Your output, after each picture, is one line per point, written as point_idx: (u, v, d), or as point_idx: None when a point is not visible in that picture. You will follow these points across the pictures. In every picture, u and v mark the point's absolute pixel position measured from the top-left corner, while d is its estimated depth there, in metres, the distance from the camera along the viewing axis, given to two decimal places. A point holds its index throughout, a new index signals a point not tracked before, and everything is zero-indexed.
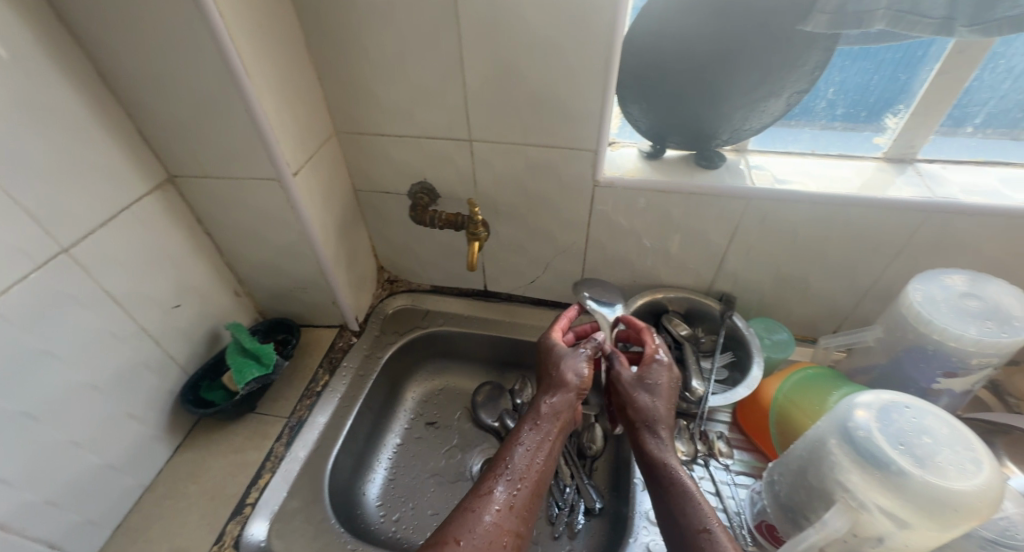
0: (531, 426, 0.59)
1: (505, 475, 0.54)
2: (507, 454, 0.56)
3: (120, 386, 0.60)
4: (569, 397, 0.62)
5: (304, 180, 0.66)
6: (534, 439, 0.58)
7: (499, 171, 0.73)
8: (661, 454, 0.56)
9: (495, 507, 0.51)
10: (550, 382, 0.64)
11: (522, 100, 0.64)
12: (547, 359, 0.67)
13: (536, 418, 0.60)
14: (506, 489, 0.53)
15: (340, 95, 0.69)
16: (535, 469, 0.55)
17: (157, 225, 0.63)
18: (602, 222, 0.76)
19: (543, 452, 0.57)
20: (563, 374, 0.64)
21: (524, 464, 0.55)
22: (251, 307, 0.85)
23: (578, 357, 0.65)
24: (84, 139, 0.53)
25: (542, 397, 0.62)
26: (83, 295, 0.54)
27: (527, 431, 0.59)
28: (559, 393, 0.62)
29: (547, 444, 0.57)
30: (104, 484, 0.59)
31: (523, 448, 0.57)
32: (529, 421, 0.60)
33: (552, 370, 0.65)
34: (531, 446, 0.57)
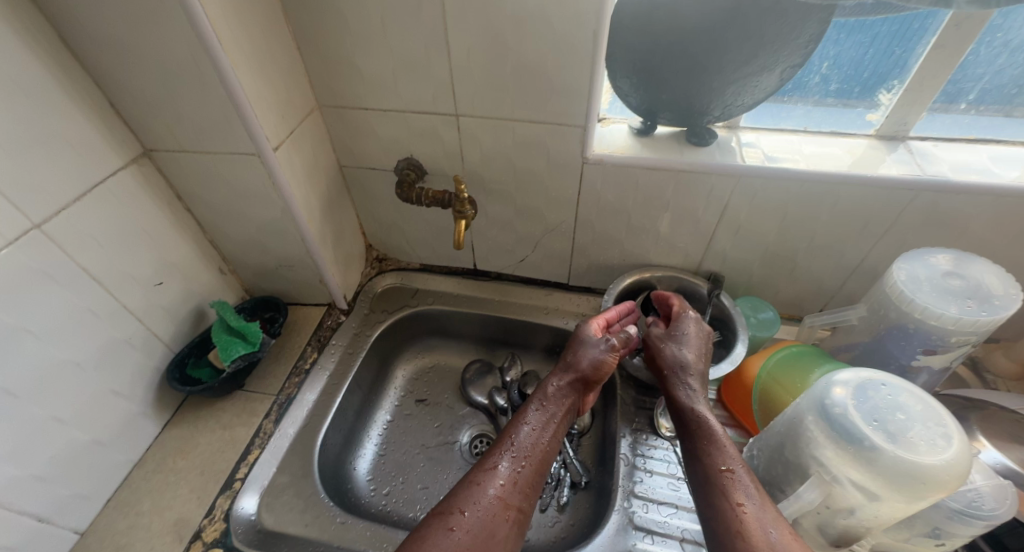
0: (538, 405, 0.60)
1: (510, 450, 0.54)
2: (513, 431, 0.57)
3: (103, 363, 0.59)
4: (576, 378, 0.63)
5: (285, 155, 0.65)
6: (540, 417, 0.58)
7: (486, 147, 0.72)
8: (689, 402, 0.56)
9: (500, 480, 0.52)
10: (562, 364, 0.65)
11: (509, 73, 0.62)
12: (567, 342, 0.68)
13: (545, 397, 0.61)
14: (511, 463, 0.53)
15: (321, 66, 0.67)
16: (541, 447, 0.55)
17: (134, 200, 0.61)
18: (592, 200, 0.75)
19: (548, 430, 0.57)
20: (578, 356, 0.64)
21: (530, 441, 0.56)
22: (237, 285, 0.84)
23: (599, 346, 0.65)
24: (51, 108, 0.51)
25: (550, 379, 0.63)
26: (58, 272, 0.53)
27: (534, 409, 0.59)
28: (570, 375, 0.63)
29: (552, 424, 0.58)
30: (92, 459, 0.59)
31: (529, 425, 0.57)
32: (537, 399, 0.61)
33: (567, 353, 0.66)
34: (539, 425, 0.58)
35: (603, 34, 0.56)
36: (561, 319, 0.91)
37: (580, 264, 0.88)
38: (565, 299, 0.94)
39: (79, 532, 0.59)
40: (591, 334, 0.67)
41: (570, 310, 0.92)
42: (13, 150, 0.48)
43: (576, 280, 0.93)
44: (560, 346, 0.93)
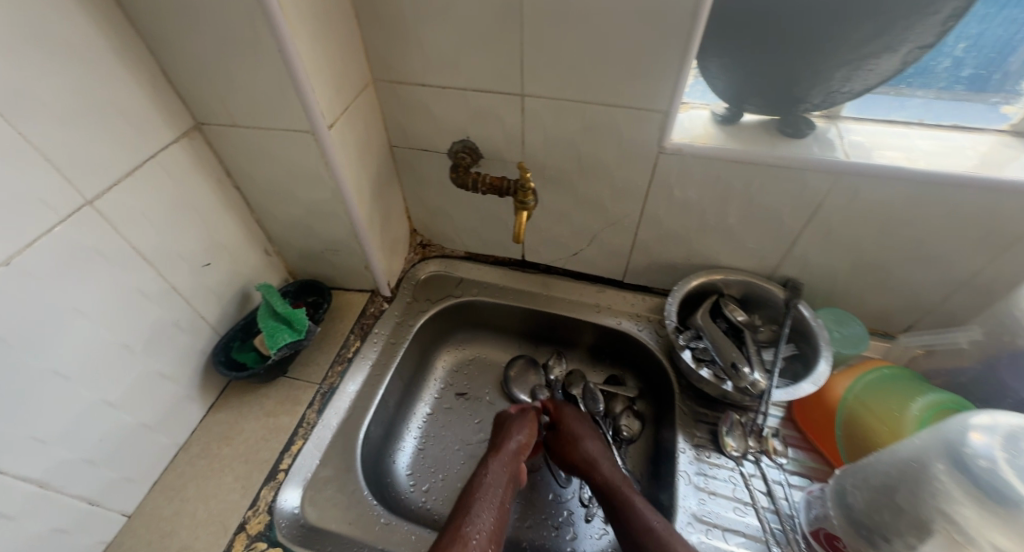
0: (485, 481, 0.65)
1: (474, 525, 0.58)
2: (465, 510, 0.60)
3: (152, 345, 0.57)
4: (514, 458, 0.69)
5: (339, 134, 0.61)
6: (491, 495, 0.63)
7: (551, 132, 0.66)
8: (605, 477, 0.66)
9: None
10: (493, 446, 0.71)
11: (587, 50, 0.55)
12: (495, 429, 0.75)
13: (488, 474, 0.66)
14: (476, 538, 0.57)
15: (379, 37, 0.62)
16: (494, 526, 0.59)
17: (184, 177, 0.58)
18: (662, 193, 0.69)
19: (500, 502, 0.63)
20: (507, 436, 0.71)
21: (485, 517, 0.60)
22: (281, 266, 0.81)
23: (519, 427, 0.73)
24: (104, 76, 0.48)
25: (490, 459, 0.68)
26: (109, 252, 0.50)
27: (484, 487, 0.64)
28: (505, 458, 0.68)
29: (501, 494, 0.64)
30: (139, 443, 0.58)
31: (482, 502, 0.62)
32: (483, 481, 0.65)
33: (498, 437, 0.72)
34: (490, 503, 0.62)
35: (703, 11, 0.49)
36: (612, 319, 0.86)
37: (639, 261, 0.82)
38: (618, 297, 0.88)
39: (126, 514, 0.58)
40: (515, 417, 0.75)
41: (623, 309, 0.86)
42: (63, 122, 0.45)
43: (632, 278, 0.87)
44: (609, 346, 0.88)
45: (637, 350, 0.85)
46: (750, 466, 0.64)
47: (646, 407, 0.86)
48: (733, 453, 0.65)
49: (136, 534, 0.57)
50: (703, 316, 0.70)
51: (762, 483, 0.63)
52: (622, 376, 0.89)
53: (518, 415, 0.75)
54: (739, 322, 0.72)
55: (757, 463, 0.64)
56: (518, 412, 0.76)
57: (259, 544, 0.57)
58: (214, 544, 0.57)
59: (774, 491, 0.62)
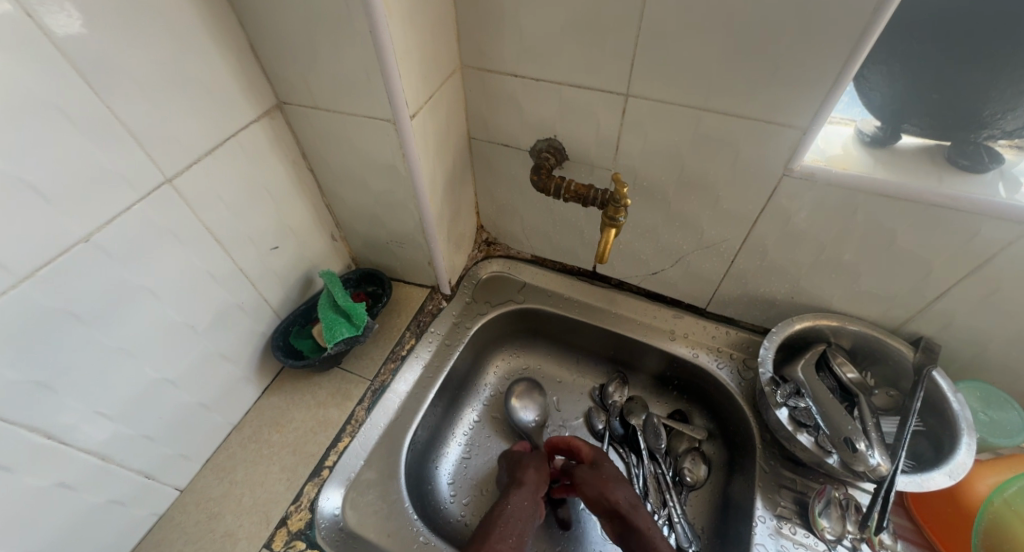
0: (501, 511, 0.61)
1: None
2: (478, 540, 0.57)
3: (216, 326, 0.56)
4: (534, 490, 0.64)
5: (420, 125, 0.56)
6: (507, 526, 0.59)
7: (653, 140, 0.58)
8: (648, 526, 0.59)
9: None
10: (512, 480, 0.66)
11: (717, 49, 0.47)
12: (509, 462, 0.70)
13: (507, 505, 0.61)
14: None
15: (475, 21, 0.56)
16: None
17: (260, 157, 0.56)
18: (776, 220, 0.59)
19: (516, 536, 0.58)
20: (526, 467, 0.66)
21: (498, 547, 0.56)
22: (345, 252, 0.79)
23: (535, 455, 0.69)
24: (196, 51, 0.45)
25: (511, 491, 0.63)
26: (183, 232, 0.49)
27: (501, 517, 0.60)
28: (525, 491, 0.63)
29: (519, 526, 0.59)
30: (197, 421, 0.58)
31: (493, 533, 0.58)
32: (498, 510, 0.61)
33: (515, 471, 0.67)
34: (503, 534, 0.58)
35: (885, 16, 0.39)
36: (688, 350, 0.77)
37: (729, 291, 0.72)
38: (697, 326, 0.78)
39: (179, 489, 0.58)
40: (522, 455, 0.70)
41: (701, 341, 0.77)
42: (150, 95, 0.43)
43: (716, 307, 0.77)
44: (679, 378, 0.80)
45: (712, 389, 0.75)
46: None
47: (714, 450, 0.76)
48: (825, 536, 0.56)
49: (184, 511, 0.57)
50: (805, 368, 0.61)
51: None
52: (689, 413, 0.80)
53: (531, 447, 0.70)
54: (850, 380, 0.62)
55: None
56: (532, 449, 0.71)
57: (297, 543, 0.55)
58: (256, 535, 0.56)
59: None
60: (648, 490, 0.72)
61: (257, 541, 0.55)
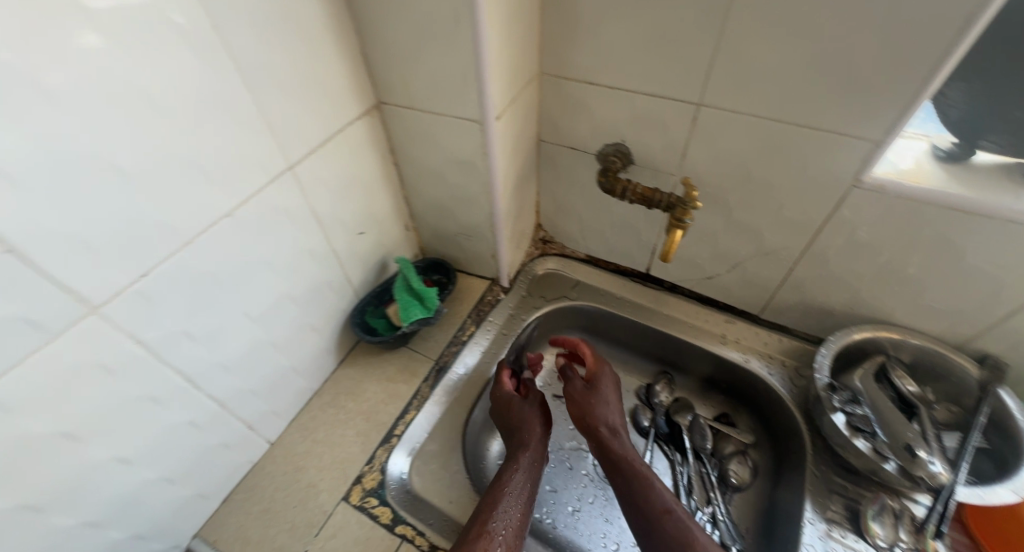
0: (516, 472, 0.59)
1: (501, 515, 0.53)
2: (494, 498, 0.55)
3: (310, 299, 0.63)
4: (540, 449, 0.63)
5: (502, 126, 0.61)
6: (522, 488, 0.58)
7: (721, 148, 0.60)
8: (625, 447, 0.63)
9: (499, 542, 0.51)
10: (517, 437, 0.64)
11: (795, 63, 0.49)
12: (506, 415, 0.67)
13: (520, 466, 0.60)
14: (505, 529, 0.52)
15: (559, 33, 0.61)
16: (516, 502, 0.56)
17: (357, 150, 0.62)
18: (841, 230, 0.60)
19: (518, 471, 0.59)
20: (532, 425, 0.64)
21: (517, 510, 0.55)
22: (415, 242, 0.85)
23: (536, 408, 0.67)
24: (324, 57, 0.52)
25: (521, 452, 0.62)
26: (297, 213, 0.56)
27: (514, 475, 0.59)
28: (533, 450, 0.62)
29: (517, 463, 0.61)
30: (288, 383, 0.65)
31: (510, 493, 0.56)
32: (512, 468, 0.60)
33: (515, 425, 0.65)
34: (520, 495, 0.56)
35: (971, 34, 0.41)
36: (739, 355, 0.78)
37: (785, 299, 0.74)
38: (748, 332, 0.80)
39: (269, 443, 0.65)
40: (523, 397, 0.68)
41: (752, 346, 0.78)
42: (290, 94, 0.49)
43: (770, 315, 0.79)
44: (727, 382, 0.81)
45: (762, 394, 0.76)
46: None
47: (761, 456, 0.77)
48: (878, 542, 0.57)
49: (273, 462, 0.64)
50: (863, 378, 0.62)
51: None
52: (736, 415, 0.81)
53: (529, 400, 0.68)
54: (910, 393, 0.62)
55: None
56: (527, 398, 0.68)
57: (371, 499, 0.61)
58: (335, 489, 0.62)
59: None
60: (692, 487, 0.73)
61: (336, 494, 0.61)
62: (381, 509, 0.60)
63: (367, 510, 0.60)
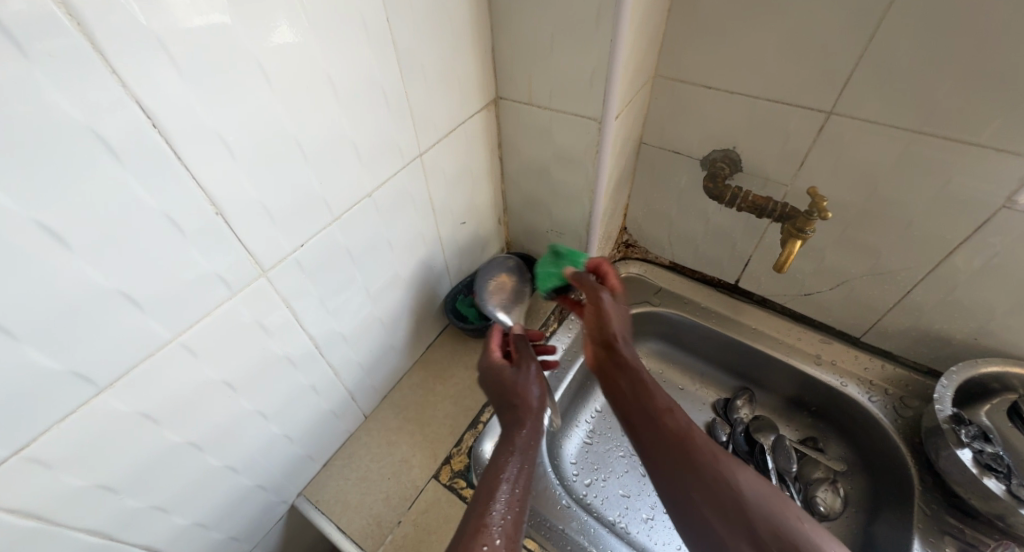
0: (512, 454, 0.51)
1: (499, 503, 0.45)
2: (489, 488, 0.47)
3: (415, 281, 0.66)
4: (538, 420, 0.55)
5: (618, 125, 0.61)
6: (519, 471, 0.49)
7: (849, 159, 0.58)
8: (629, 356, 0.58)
9: (498, 534, 0.42)
10: (512, 411, 0.55)
11: (954, 73, 0.47)
12: (497, 385, 0.59)
13: (516, 447, 0.52)
14: (504, 516, 0.44)
15: (684, 37, 0.61)
16: (518, 492, 0.47)
17: (473, 142, 0.65)
18: (977, 254, 0.56)
19: (517, 450, 0.51)
20: (531, 401, 0.56)
21: (516, 496, 0.46)
22: (504, 236, 0.87)
23: (533, 377, 0.58)
24: (462, 50, 0.54)
25: (516, 433, 0.53)
26: (419, 198, 0.59)
27: (510, 459, 0.50)
28: (530, 419, 0.55)
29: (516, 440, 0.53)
30: (386, 359, 0.68)
31: (508, 481, 0.48)
32: (507, 451, 0.51)
33: (508, 395, 0.57)
34: (519, 478, 0.48)
35: None
36: (834, 378, 0.74)
37: (897, 323, 0.70)
38: (846, 355, 0.76)
39: (365, 414, 0.68)
40: (519, 368, 0.59)
41: (850, 369, 0.74)
42: (432, 85, 0.52)
43: (874, 339, 0.74)
44: (817, 404, 0.77)
45: (858, 422, 0.72)
46: None
47: (851, 487, 0.72)
48: None
49: (369, 434, 0.67)
50: (991, 414, 0.62)
51: None
52: (824, 440, 0.77)
53: (522, 368, 0.59)
54: None
55: None
56: (520, 366, 0.59)
57: (460, 480, 0.63)
58: (426, 466, 0.64)
59: None
60: None
61: (428, 472, 0.64)
62: (470, 490, 0.62)
63: (457, 490, 0.62)
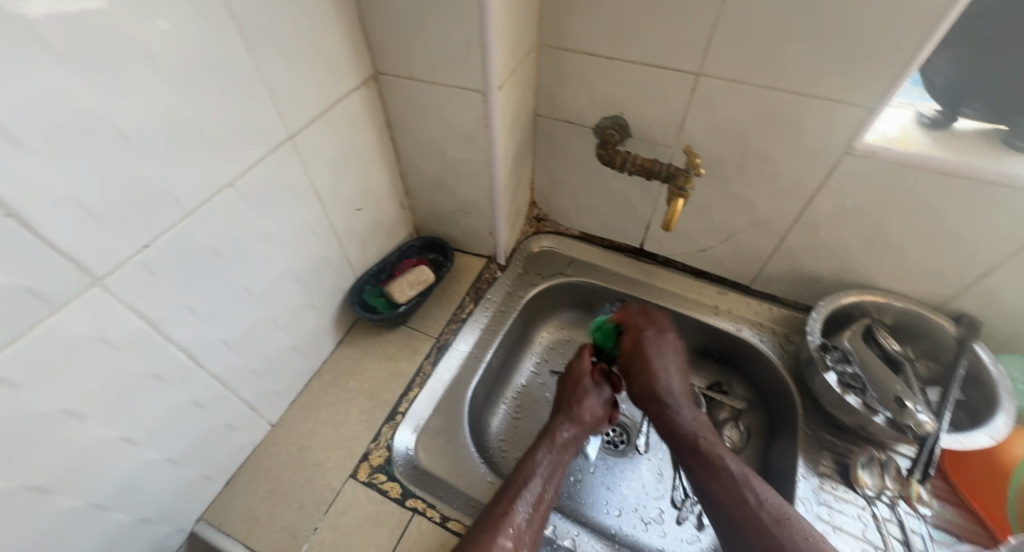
0: (547, 454, 0.58)
1: (529, 491, 0.54)
2: (523, 477, 0.55)
3: (311, 275, 0.62)
4: (581, 432, 0.62)
5: (504, 97, 0.60)
6: (549, 469, 0.57)
7: (719, 118, 0.62)
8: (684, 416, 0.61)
9: (523, 521, 0.51)
10: (565, 414, 0.63)
11: (793, 31, 0.51)
12: (568, 387, 0.67)
13: (553, 446, 0.59)
14: (530, 504, 0.53)
15: (559, 4, 0.60)
16: (548, 484, 0.56)
17: (356, 123, 0.61)
18: (832, 197, 0.62)
19: (551, 453, 0.59)
20: (584, 408, 0.64)
21: (545, 491, 0.55)
22: (410, 221, 0.84)
23: (600, 396, 0.66)
24: (323, 21, 0.50)
25: (556, 434, 0.61)
26: (297, 185, 0.54)
27: (544, 455, 0.58)
28: (578, 429, 0.62)
29: (554, 438, 0.60)
30: (288, 363, 0.63)
31: (540, 473, 0.56)
32: (544, 447, 0.59)
33: (571, 399, 0.65)
34: (548, 477, 0.56)
35: (958, 6, 0.43)
36: (731, 324, 0.80)
37: (777, 268, 0.76)
38: (740, 302, 0.81)
39: (271, 424, 0.64)
40: (587, 385, 0.66)
41: (744, 316, 0.80)
42: (290, 60, 0.47)
43: (761, 285, 0.81)
44: (720, 351, 0.82)
45: (753, 362, 0.79)
46: (885, 509, 0.60)
47: (753, 421, 0.78)
48: (866, 489, 0.61)
49: (277, 443, 0.63)
50: (852, 338, 0.66)
51: (898, 529, 0.59)
52: (729, 383, 0.82)
53: (598, 387, 0.66)
54: (895, 351, 0.66)
55: (892, 507, 0.60)
56: (592, 383, 0.66)
57: (379, 475, 0.61)
58: (342, 467, 0.61)
59: (913, 542, 0.58)
60: None
61: (344, 472, 0.61)
62: (391, 483, 0.60)
63: (377, 485, 0.60)
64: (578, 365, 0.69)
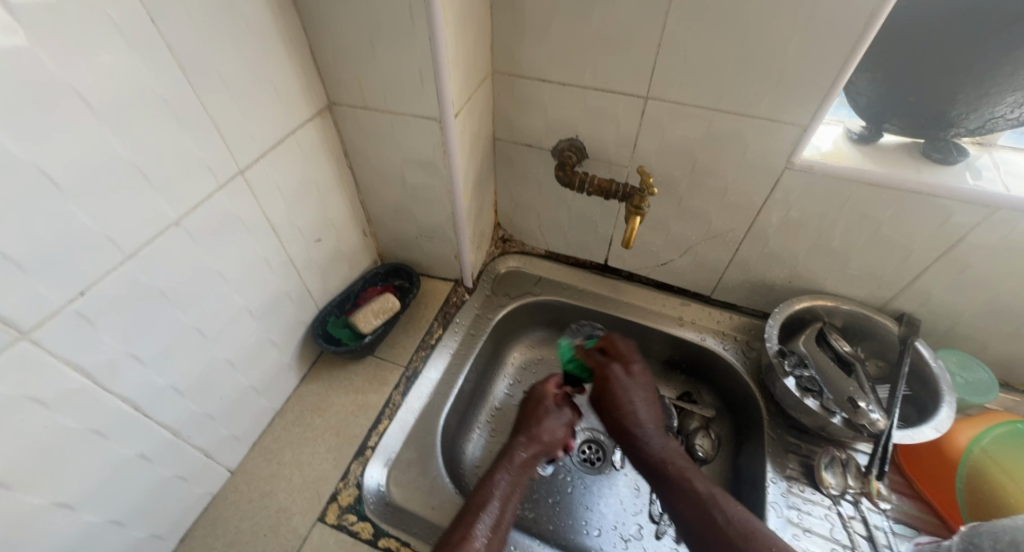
0: (504, 474, 0.57)
1: (486, 516, 0.52)
2: (481, 500, 0.53)
3: (269, 311, 0.60)
4: (540, 451, 0.62)
5: (461, 123, 0.61)
6: (507, 489, 0.55)
7: (670, 138, 0.64)
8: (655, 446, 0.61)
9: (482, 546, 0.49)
10: (526, 433, 0.62)
11: (728, 56, 0.54)
12: (529, 408, 0.67)
13: (509, 467, 0.58)
14: (488, 528, 0.51)
15: (509, 32, 0.62)
16: (507, 505, 0.54)
17: (311, 154, 0.60)
18: (779, 209, 0.66)
19: (508, 476, 0.57)
20: (543, 429, 0.63)
21: (503, 513, 0.53)
22: (374, 249, 0.83)
23: (560, 417, 0.66)
24: (273, 55, 0.50)
25: (514, 454, 0.60)
26: (250, 220, 0.52)
27: (502, 474, 0.57)
28: (536, 447, 0.61)
29: (513, 459, 0.59)
30: (247, 404, 0.60)
31: (497, 494, 0.54)
32: (502, 466, 0.58)
33: (532, 418, 0.65)
34: (505, 496, 0.55)
35: (866, 39, 0.48)
36: (696, 334, 0.82)
37: (734, 278, 0.79)
38: (703, 312, 0.84)
39: (230, 470, 0.60)
40: (549, 408, 0.66)
41: (708, 325, 0.82)
42: (236, 95, 0.47)
43: (721, 294, 0.83)
44: (687, 361, 0.84)
45: (719, 370, 0.80)
46: (848, 507, 0.62)
47: (724, 427, 0.80)
48: (830, 490, 0.63)
49: (238, 491, 0.60)
50: (806, 342, 0.70)
51: (862, 526, 0.61)
52: (697, 392, 0.84)
53: (559, 408, 0.66)
54: (846, 352, 0.69)
55: (856, 504, 0.62)
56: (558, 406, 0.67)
57: (350, 515, 0.58)
58: (309, 510, 0.59)
59: (876, 538, 0.60)
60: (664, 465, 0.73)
61: (312, 515, 0.58)
62: (361, 523, 0.58)
63: (347, 527, 0.57)
64: (545, 388, 0.69)
